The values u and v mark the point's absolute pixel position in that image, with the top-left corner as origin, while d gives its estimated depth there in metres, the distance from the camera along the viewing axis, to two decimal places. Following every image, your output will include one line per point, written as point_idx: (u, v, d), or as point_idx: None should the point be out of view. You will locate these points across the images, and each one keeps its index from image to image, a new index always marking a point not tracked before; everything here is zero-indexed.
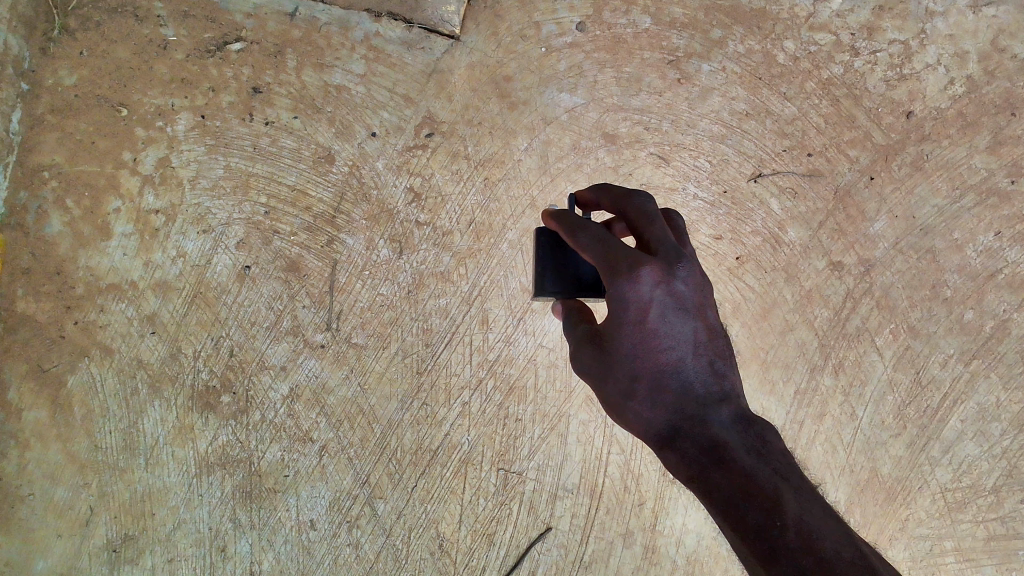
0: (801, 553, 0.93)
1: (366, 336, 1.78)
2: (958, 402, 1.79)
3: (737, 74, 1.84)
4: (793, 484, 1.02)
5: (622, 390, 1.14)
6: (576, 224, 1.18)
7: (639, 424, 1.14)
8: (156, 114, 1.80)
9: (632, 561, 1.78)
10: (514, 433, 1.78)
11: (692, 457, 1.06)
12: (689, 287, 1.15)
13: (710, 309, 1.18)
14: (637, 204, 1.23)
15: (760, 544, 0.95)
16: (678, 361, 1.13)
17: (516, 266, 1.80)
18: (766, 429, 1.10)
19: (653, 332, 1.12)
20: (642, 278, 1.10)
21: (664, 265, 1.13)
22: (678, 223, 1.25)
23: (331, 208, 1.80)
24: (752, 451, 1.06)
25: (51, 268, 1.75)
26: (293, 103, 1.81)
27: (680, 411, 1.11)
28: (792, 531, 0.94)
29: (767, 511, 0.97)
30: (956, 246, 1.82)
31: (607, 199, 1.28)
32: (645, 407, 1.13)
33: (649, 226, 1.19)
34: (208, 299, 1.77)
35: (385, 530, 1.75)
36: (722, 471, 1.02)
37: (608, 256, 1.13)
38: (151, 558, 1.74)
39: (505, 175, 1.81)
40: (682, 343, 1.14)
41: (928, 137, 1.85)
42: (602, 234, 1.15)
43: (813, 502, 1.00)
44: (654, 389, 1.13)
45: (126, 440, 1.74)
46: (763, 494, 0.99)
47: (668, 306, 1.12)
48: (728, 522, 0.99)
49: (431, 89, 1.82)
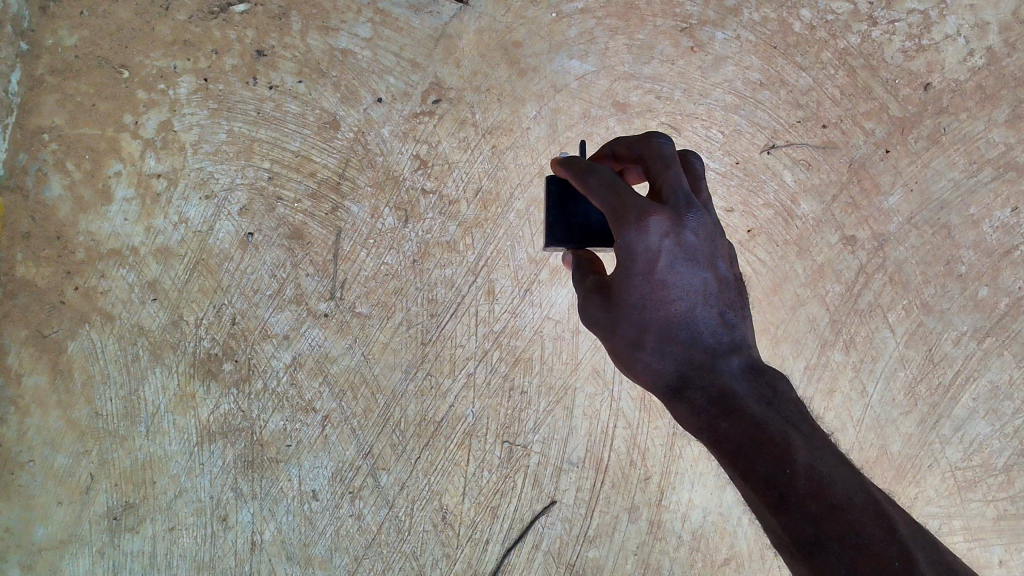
0: (810, 499, 0.93)
1: (370, 306, 1.75)
2: (970, 379, 1.76)
3: (752, 43, 1.80)
4: (804, 431, 1.01)
5: (631, 340, 1.14)
6: (586, 168, 1.19)
7: (647, 375, 1.14)
8: (158, 76, 1.76)
9: (637, 537, 1.75)
10: (519, 405, 1.75)
11: (701, 407, 1.06)
12: (699, 237, 1.13)
13: (723, 260, 1.17)
14: (657, 148, 1.19)
15: (769, 492, 0.95)
16: (689, 311, 1.13)
17: (523, 237, 1.77)
18: (776, 379, 1.10)
19: (662, 282, 1.12)
20: (650, 228, 1.10)
21: (674, 215, 1.12)
22: (697, 169, 1.22)
23: (335, 174, 1.77)
24: (762, 400, 1.06)
25: (51, 233, 1.73)
26: (298, 67, 1.78)
27: (688, 361, 1.11)
28: (802, 478, 0.95)
29: (777, 459, 0.97)
30: (972, 222, 1.79)
31: (623, 144, 1.26)
32: (654, 358, 1.13)
33: (664, 172, 1.16)
34: (210, 267, 1.74)
35: (387, 502, 1.73)
36: (731, 421, 1.02)
37: (615, 201, 1.12)
38: (152, 527, 1.72)
39: (513, 144, 1.78)
40: (692, 294, 1.14)
41: (946, 109, 1.81)
42: (610, 177, 1.15)
43: (825, 448, 1.00)
44: (663, 339, 1.13)
45: (127, 407, 1.73)
46: (771, 443, 0.99)
47: (677, 256, 1.12)
48: (738, 471, 0.99)
49: (439, 55, 1.78)
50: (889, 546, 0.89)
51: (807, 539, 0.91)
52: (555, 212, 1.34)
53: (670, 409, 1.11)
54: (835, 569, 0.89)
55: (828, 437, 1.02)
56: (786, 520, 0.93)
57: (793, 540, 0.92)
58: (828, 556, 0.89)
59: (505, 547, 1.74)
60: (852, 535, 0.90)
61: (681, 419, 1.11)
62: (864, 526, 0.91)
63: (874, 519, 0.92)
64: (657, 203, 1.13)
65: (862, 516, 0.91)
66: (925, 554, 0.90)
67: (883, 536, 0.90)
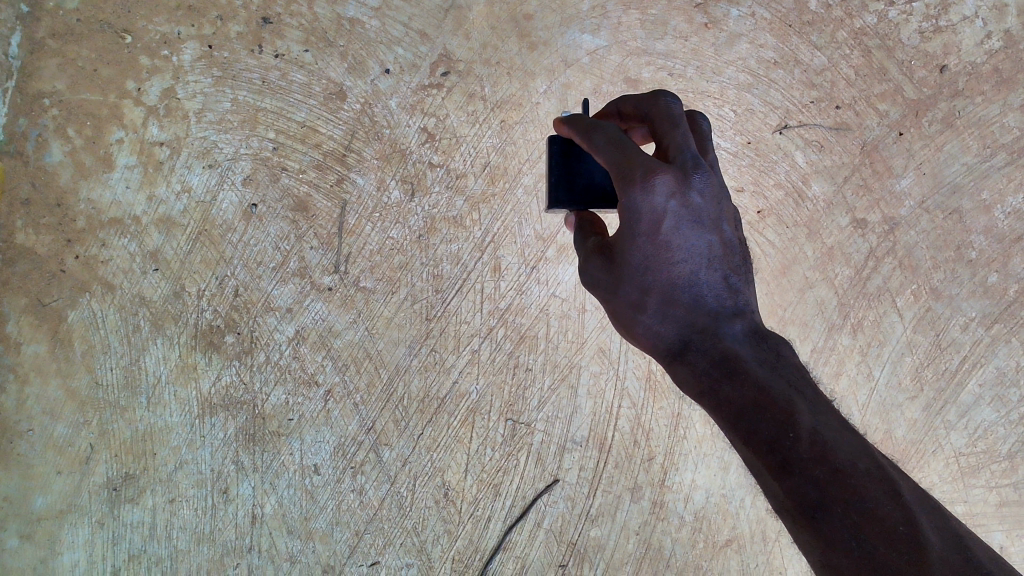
0: (813, 463, 0.92)
1: (375, 280, 1.73)
2: (977, 366, 1.76)
3: (767, 20, 1.77)
4: (807, 396, 1.01)
5: (632, 303, 1.13)
6: (591, 126, 1.16)
7: (648, 338, 1.14)
8: (161, 42, 1.73)
9: (639, 516, 1.75)
10: (524, 383, 1.74)
11: (703, 370, 1.07)
12: (705, 199, 1.11)
13: (728, 223, 1.15)
14: (665, 106, 1.17)
15: (772, 455, 0.95)
16: (692, 275, 1.12)
17: (531, 213, 1.75)
18: (780, 344, 1.09)
19: (666, 243, 1.10)
20: (656, 188, 1.07)
21: (681, 174, 1.09)
22: (703, 128, 1.20)
23: (341, 146, 1.74)
24: (766, 364, 1.05)
25: (51, 199, 1.70)
26: (304, 35, 1.75)
27: (690, 324, 1.11)
28: (805, 441, 0.94)
29: (779, 424, 0.96)
30: (984, 207, 1.77)
31: (630, 103, 1.24)
32: (655, 321, 1.12)
33: (671, 130, 1.13)
34: (212, 237, 1.72)
35: (389, 477, 1.72)
36: (734, 385, 1.02)
37: (620, 157, 1.09)
38: (152, 498, 1.71)
39: (523, 119, 1.75)
40: (696, 257, 1.12)
41: (961, 93, 1.78)
42: (615, 135, 1.13)
43: (829, 413, 0.99)
44: (666, 303, 1.12)
45: (127, 378, 1.71)
46: (774, 407, 0.98)
47: (683, 218, 1.10)
48: (741, 436, 0.99)
49: (448, 26, 1.75)
50: (893, 509, 0.88)
51: (809, 503, 0.90)
52: (558, 170, 1.31)
53: (670, 372, 1.11)
54: (837, 533, 0.88)
55: (832, 402, 1.02)
56: (789, 484, 0.93)
57: (795, 504, 0.92)
58: (831, 521, 0.89)
59: (507, 524, 1.73)
60: (855, 499, 0.89)
61: (681, 382, 1.11)
62: (868, 490, 0.90)
63: (878, 482, 0.90)
64: (665, 162, 1.11)
65: (865, 480, 0.90)
66: (929, 518, 0.89)
67: (886, 500, 0.89)
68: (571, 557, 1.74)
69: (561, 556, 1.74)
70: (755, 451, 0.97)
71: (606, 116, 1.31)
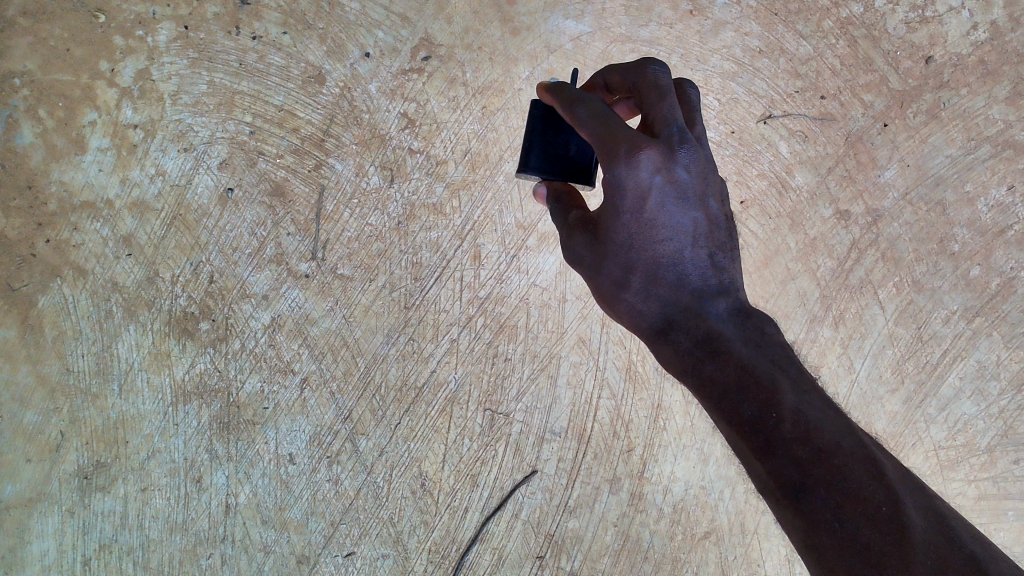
0: (795, 443, 0.96)
1: (353, 267, 1.71)
2: (958, 359, 1.74)
3: (752, 9, 1.75)
4: (790, 375, 1.05)
5: (616, 280, 1.16)
6: (575, 98, 1.15)
7: (632, 316, 1.17)
8: (136, 22, 1.69)
9: (617, 508, 1.73)
10: (503, 373, 1.72)
11: (687, 349, 1.11)
12: (692, 174, 1.13)
13: (714, 199, 1.17)
14: (652, 76, 1.16)
15: (755, 436, 0.98)
16: (677, 253, 1.14)
17: (511, 201, 1.72)
18: (764, 322, 1.14)
19: (651, 221, 1.12)
20: (640, 162, 1.08)
21: (666, 150, 1.10)
22: (692, 98, 1.20)
23: (320, 130, 1.71)
24: (750, 343, 1.09)
25: (22, 182, 1.67)
26: (283, 17, 1.71)
27: (674, 303, 1.14)
28: (788, 422, 0.97)
29: (761, 403, 1.00)
30: (967, 199, 1.76)
31: (617, 73, 1.23)
32: (638, 299, 1.16)
33: (658, 102, 1.13)
34: (188, 222, 1.69)
35: (366, 467, 1.70)
36: (717, 363, 1.06)
37: (604, 133, 1.09)
38: (124, 487, 1.69)
39: (504, 105, 1.73)
40: (681, 236, 1.14)
41: (946, 84, 1.77)
42: (599, 108, 1.12)
43: (812, 393, 1.02)
44: (649, 281, 1.15)
45: (100, 364, 1.68)
46: (757, 386, 1.02)
47: (667, 195, 1.12)
48: (725, 414, 1.03)
49: (430, 9, 1.72)
50: (875, 490, 0.92)
51: (792, 485, 0.94)
52: (539, 139, 1.28)
53: (656, 351, 1.15)
54: (819, 514, 0.92)
55: (814, 379, 1.06)
56: (771, 464, 0.96)
57: (777, 484, 0.95)
58: (813, 501, 0.92)
59: (484, 515, 1.71)
60: (838, 480, 0.93)
61: (665, 361, 1.15)
62: (850, 470, 0.93)
63: (861, 463, 0.94)
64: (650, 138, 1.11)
65: (848, 461, 0.94)
66: (912, 499, 0.93)
67: (869, 481, 0.92)
68: (549, 549, 1.72)
69: (539, 548, 1.72)
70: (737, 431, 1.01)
71: (590, 84, 1.30)
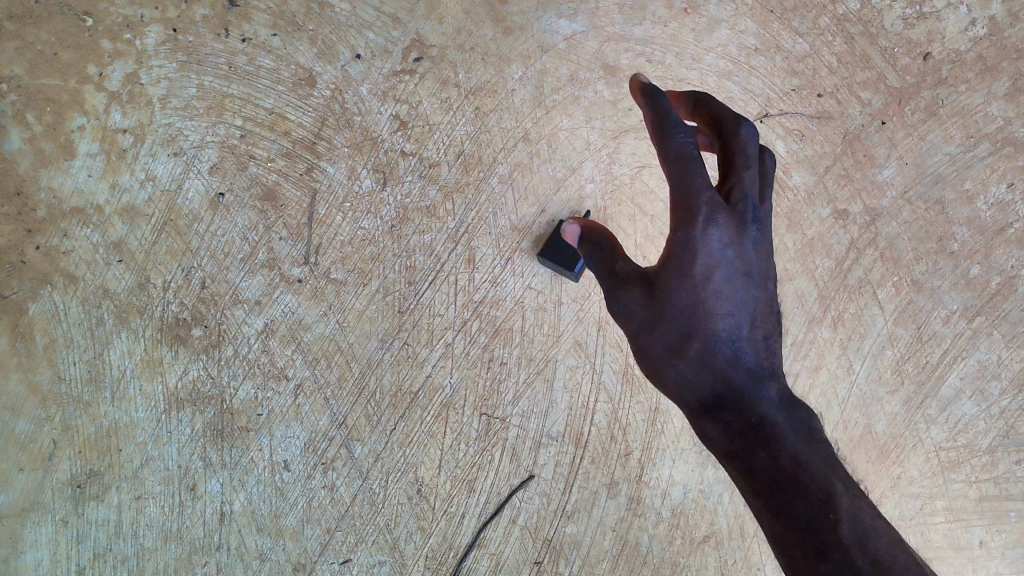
0: (814, 508, 1.00)
1: (346, 272, 1.69)
2: (958, 359, 1.72)
3: (748, 6, 1.73)
4: (797, 421, 1.10)
5: (670, 346, 1.14)
6: (663, 128, 1.13)
7: (677, 386, 1.15)
8: (124, 25, 1.67)
9: (615, 513, 1.71)
10: (498, 377, 1.70)
11: (699, 393, 1.14)
12: (759, 254, 1.15)
13: (773, 282, 1.18)
14: (742, 139, 1.15)
15: (772, 495, 1.03)
16: (735, 329, 1.14)
17: (506, 203, 1.70)
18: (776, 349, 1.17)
19: (715, 293, 1.13)
20: (712, 234, 1.11)
21: (739, 226, 1.13)
22: (767, 169, 1.22)
23: (311, 134, 1.69)
24: (761, 378, 1.13)
25: (11, 188, 1.65)
26: (272, 19, 1.69)
27: (725, 380, 1.12)
28: (807, 484, 1.02)
29: (774, 460, 1.05)
30: (967, 197, 1.73)
31: (713, 106, 1.20)
32: (689, 370, 1.14)
33: (742, 171, 1.14)
34: (179, 228, 1.68)
35: (361, 473, 1.69)
36: (731, 414, 1.10)
37: (684, 193, 1.11)
38: (118, 495, 1.67)
39: (497, 106, 1.70)
40: (741, 312, 1.14)
41: (944, 81, 1.74)
42: (689, 154, 1.12)
43: (818, 443, 1.08)
44: (705, 354, 1.13)
45: (92, 371, 1.67)
46: (771, 444, 1.07)
47: (734, 269, 1.13)
48: (739, 470, 1.07)
49: (422, 10, 1.70)
50: (894, 553, 0.97)
51: (812, 549, 0.98)
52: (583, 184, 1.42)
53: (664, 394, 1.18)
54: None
55: (818, 423, 1.11)
56: (789, 527, 1.00)
57: (793, 548, 1.00)
58: (836, 565, 0.96)
59: (481, 521, 1.70)
60: (856, 543, 0.97)
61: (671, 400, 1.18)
62: (868, 537, 0.98)
63: (871, 522, 1.00)
64: (725, 206, 1.13)
65: (866, 523, 0.99)
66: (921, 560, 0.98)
67: (884, 544, 0.98)
68: (547, 555, 1.70)
69: (537, 553, 1.70)
70: (756, 486, 1.05)
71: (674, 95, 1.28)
